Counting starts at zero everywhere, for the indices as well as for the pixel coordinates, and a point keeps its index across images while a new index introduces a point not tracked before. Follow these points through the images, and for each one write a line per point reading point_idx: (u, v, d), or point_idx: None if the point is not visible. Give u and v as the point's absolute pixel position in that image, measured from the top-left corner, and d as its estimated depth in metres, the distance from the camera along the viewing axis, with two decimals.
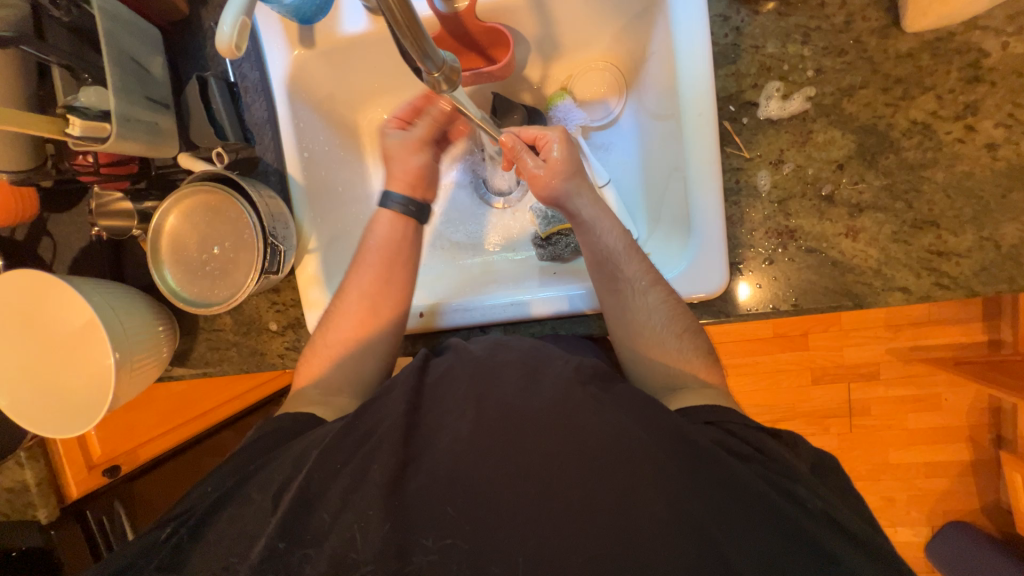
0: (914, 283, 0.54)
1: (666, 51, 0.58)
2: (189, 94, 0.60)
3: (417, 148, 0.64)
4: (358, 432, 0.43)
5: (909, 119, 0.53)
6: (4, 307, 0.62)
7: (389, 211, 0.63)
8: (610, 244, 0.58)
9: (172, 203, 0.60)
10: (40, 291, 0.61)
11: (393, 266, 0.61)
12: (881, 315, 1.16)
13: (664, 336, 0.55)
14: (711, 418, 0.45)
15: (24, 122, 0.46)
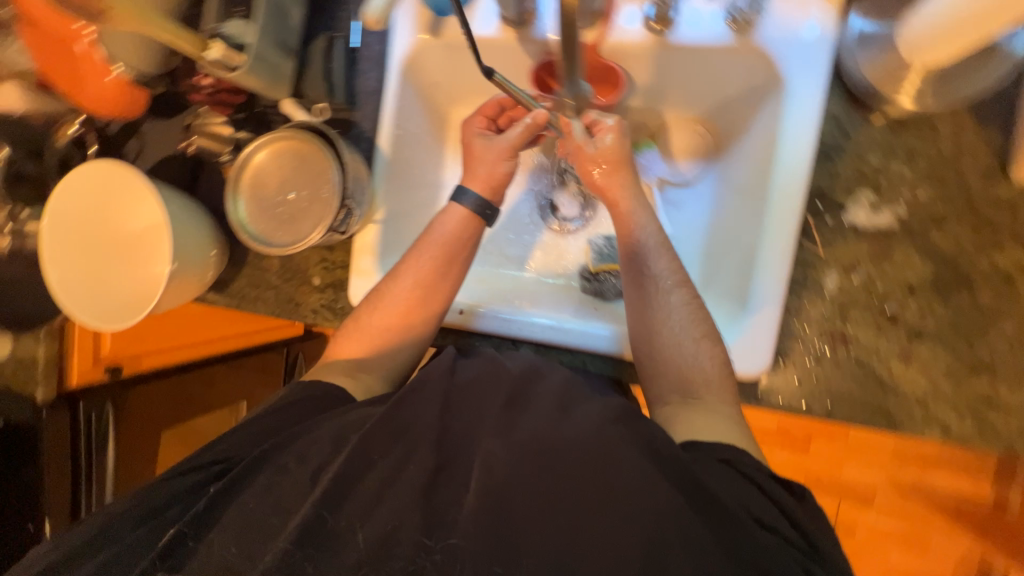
0: (956, 424, 0.54)
1: (768, 133, 0.59)
2: (314, 50, 0.64)
3: (508, 155, 0.63)
4: (395, 424, 0.44)
5: (992, 265, 0.52)
6: (82, 191, 0.64)
7: (463, 208, 0.62)
8: (650, 244, 0.58)
9: (267, 139, 0.63)
10: (121, 187, 0.64)
11: (450, 258, 0.61)
12: (890, 442, 1.13)
13: (687, 346, 0.54)
14: (727, 456, 0.44)
15: (171, 32, 0.50)
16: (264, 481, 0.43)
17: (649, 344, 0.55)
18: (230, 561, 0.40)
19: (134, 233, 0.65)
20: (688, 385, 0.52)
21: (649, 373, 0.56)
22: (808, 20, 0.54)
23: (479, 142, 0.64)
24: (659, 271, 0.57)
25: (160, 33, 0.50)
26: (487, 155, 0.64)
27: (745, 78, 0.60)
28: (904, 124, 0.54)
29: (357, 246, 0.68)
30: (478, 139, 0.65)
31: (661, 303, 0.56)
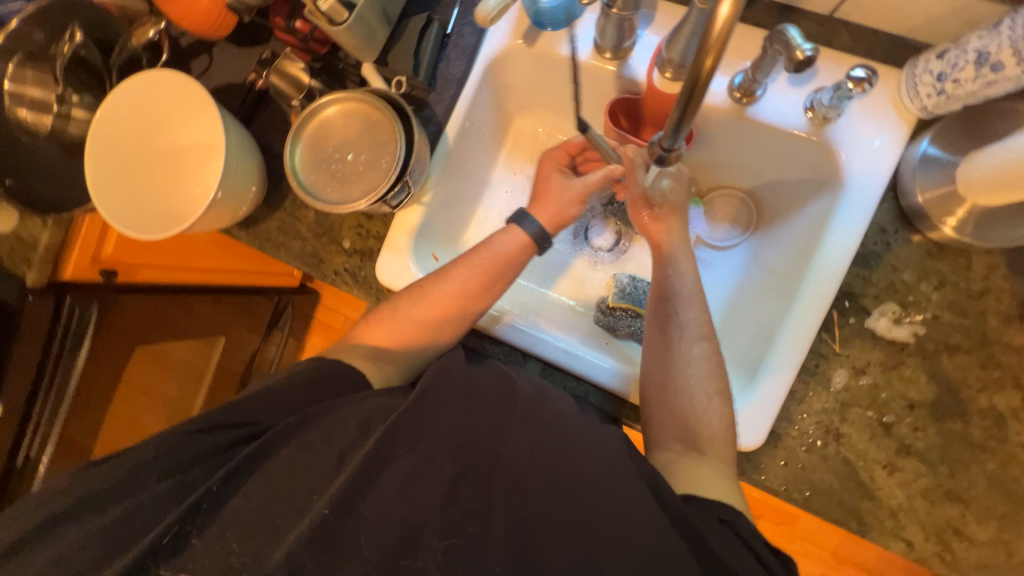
0: (918, 542, 0.56)
1: (815, 224, 0.62)
2: (411, 24, 0.64)
3: (580, 199, 0.65)
4: (416, 420, 0.46)
5: (990, 402, 0.55)
6: (133, 89, 0.62)
7: (523, 233, 0.63)
8: (686, 293, 0.60)
9: (338, 96, 0.62)
10: (181, 98, 0.64)
11: (498, 273, 0.62)
12: (833, 539, 1.16)
13: (699, 399, 0.55)
14: (726, 516, 0.45)
15: None
16: (289, 455, 0.46)
17: (661, 388, 0.57)
18: (252, 530, 0.42)
19: (187, 152, 0.68)
20: (693, 438, 0.53)
21: (654, 417, 0.57)
22: (881, 129, 0.56)
23: (558, 177, 0.66)
24: (688, 321, 0.59)
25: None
26: (560, 190, 0.66)
27: (806, 165, 0.62)
28: (943, 250, 0.56)
29: (397, 222, 0.68)
30: (558, 173, 0.67)
31: (684, 352, 0.58)
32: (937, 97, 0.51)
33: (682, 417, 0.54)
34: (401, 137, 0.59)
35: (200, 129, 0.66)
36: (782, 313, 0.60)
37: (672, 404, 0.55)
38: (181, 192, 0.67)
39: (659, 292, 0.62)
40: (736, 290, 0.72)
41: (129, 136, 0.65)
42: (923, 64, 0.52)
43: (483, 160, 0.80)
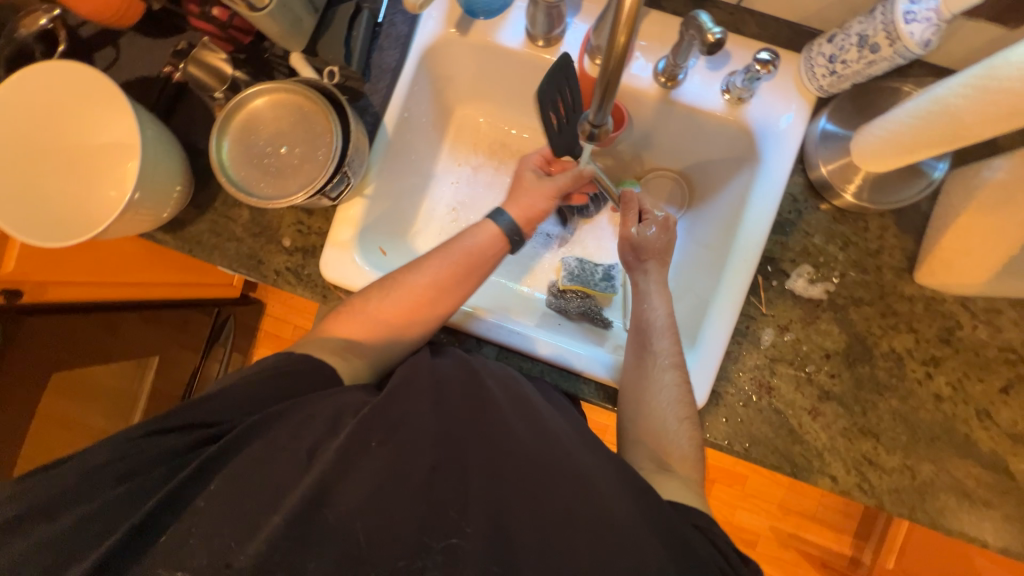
0: (842, 476, 0.62)
1: (739, 198, 0.67)
2: (339, 11, 0.62)
3: (552, 195, 0.66)
4: (389, 413, 0.46)
5: (890, 346, 0.62)
6: (26, 80, 0.56)
7: (496, 227, 0.64)
8: (662, 325, 0.64)
9: (266, 87, 0.60)
10: (82, 88, 0.59)
11: (472, 276, 0.62)
12: (777, 493, 1.27)
13: (669, 422, 0.58)
14: (699, 522, 0.48)
15: None
16: (256, 452, 0.44)
17: (636, 410, 0.60)
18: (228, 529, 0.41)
19: (98, 153, 0.62)
20: (665, 457, 0.56)
21: (629, 438, 0.60)
22: (787, 108, 0.62)
23: (531, 175, 0.68)
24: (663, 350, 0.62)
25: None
26: (536, 187, 0.67)
27: (726, 144, 0.68)
28: (845, 214, 0.63)
29: (340, 216, 0.66)
30: (532, 171, 0.69)
31: (658, 379, 0.60)
32: (830, 76, 0.57)
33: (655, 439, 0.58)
34: (336, 127, 0.58)
35: (115, 129, 0.62)
36: (716, 281, 0.65)
37: (650, 430, 0.58)
38: (90, 194, 0.62)
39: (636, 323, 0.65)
40: (675, 266, 0.77)
41: (28, 132, 0.59)
42: (817, 48, 0.58)
43: (426, 152, 0.80)
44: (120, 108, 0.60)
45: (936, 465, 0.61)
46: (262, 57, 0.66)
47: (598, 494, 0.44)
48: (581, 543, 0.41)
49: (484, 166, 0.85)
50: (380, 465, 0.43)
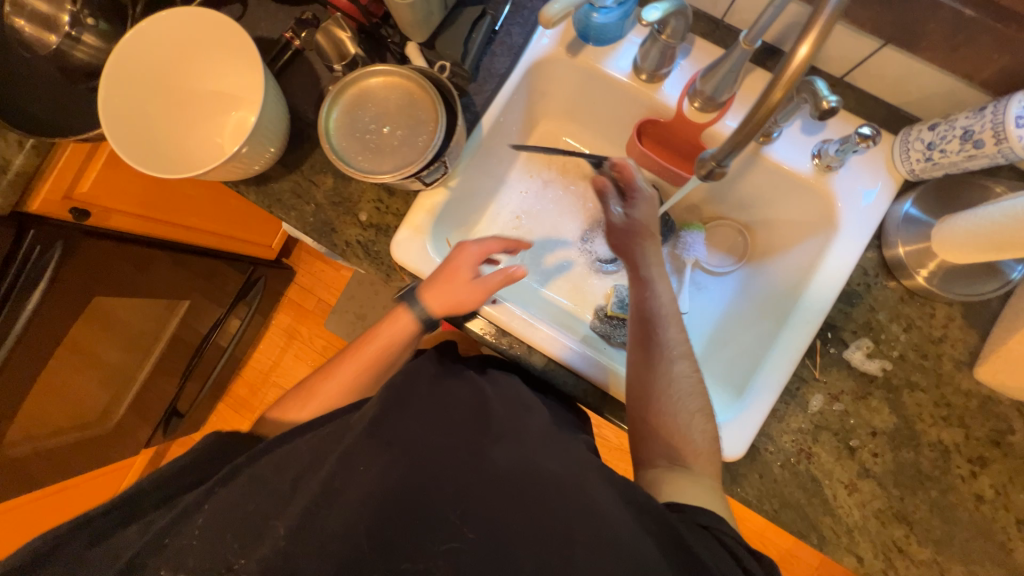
0: (868, 558, 0.61)
1: (809, 261, 0.67)
2: (465, 14, 0.65)
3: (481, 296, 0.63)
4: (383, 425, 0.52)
5: (938, 436, 0.62)
6: (167, 20, 0.59)
7: (409, 317, 0.65)
8: (665, 320, 0.64)
9: (383, 69, 0.62)
10: (216, 38, 0.62)
11: (375, 358, 0.66)
12: None
13: (680, 417, 0.58)
14: (708, 522, 0.48)
15: None
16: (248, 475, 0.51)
17: (644, 406, 0.59)
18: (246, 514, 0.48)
19: (212, 96, 0.66)
20: (678, 454, 0.56)
21: (640, 434, 0.59)
22: (873, 183, 0.64)
23: (461, 272, 0.63)
24: (669, 347, 0.62)
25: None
26: (456, 288, 0.63)
27: (803, 207, 0.69)
28: (913, 296, 0.63)
29: (421, 201, 0.68)
30: (464, 267, 0.64)
31: (661, 375, 0.60)
32: (924, 162, 0.59)
33: (669, 436, 0.57)
34: (443, 119, 0.60)
35: (233, 77, 0.66)
36: (773, 336, 0.66)
37: (659, 426, 0.58)
38: (196, 133, 0.66)
39: (638, 321, 0.65)
40: (726, 314, 0.78)
41: (150, 64, 0.61)
42: (916, 133, 0.59)
43: (505, 157, 0.82)
44: (248, 64, 0.63)
45: (966, 567, 0.60)
46: (375, 39, 0.69)
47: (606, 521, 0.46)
48: (576, 558, 0.44)
49: (555, 181, 0.87)
50: (390, 463, 0.49)
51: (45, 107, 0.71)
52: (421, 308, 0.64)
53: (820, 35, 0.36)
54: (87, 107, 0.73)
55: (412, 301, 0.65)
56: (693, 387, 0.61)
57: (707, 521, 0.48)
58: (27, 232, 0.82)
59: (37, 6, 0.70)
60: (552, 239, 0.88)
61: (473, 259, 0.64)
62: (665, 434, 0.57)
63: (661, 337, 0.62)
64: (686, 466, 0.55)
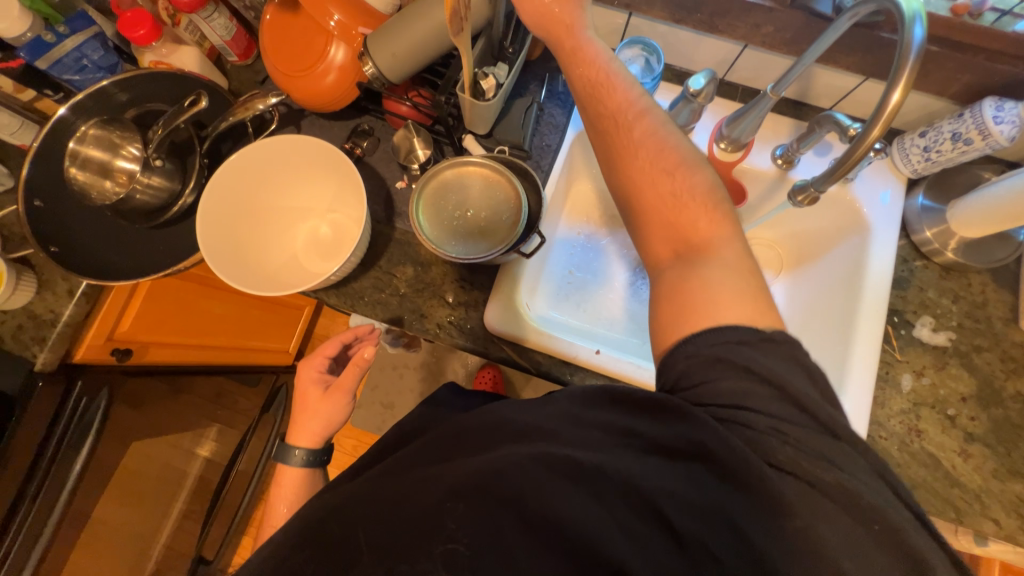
0: (1004, 520, 0.64)
1: (853, 257, 0.76)
2: (516, 105, 0.74)
3: (345, 392, 0.69)
4: (424, 475, 0.46)
5: (1016, 388, 0.68)
6: (260, 152, 0.66)
7: (294, 464, 0.68)
8: (654, 142, 0.56)
9: (458, 161, 0.68)
10: (302, 164, 0.70)
11: (293, 498, 0.67)
12: None
13: (675, 191, 0.54)
14: (688, 355, 0.47)
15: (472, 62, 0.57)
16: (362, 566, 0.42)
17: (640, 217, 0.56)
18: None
19: (285, 213, 0.73)
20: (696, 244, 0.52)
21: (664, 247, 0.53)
22: (886, 187, 0.75)
23: (315, 390, 0.70)
24: (656, 137, 0.56)
25: (464, 60, 0.56)
26: (318, 405, 0.69)
27: (831, 217, 0.79)
28: (949, 272, 0.73)
29: (507, 272, 0.72)
30: (315, 385, 0.71)
31: (648, 158, 0.56)
32: (925, 162, 0.72)
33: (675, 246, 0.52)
34: (526, 196, 0.66)
35: (304, 193, 0.74)
36: (847, 329, 0.72)
37: (662, 201, 0.54)
38: (275, 248, 0.72)
39: (620, 151, 0.57)
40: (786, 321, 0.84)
41: (237, 190, 0.67)
42: (910, 141, 0.72)
43: (556, 219, 0.88)
44: (330, 182, 0.72)
45: None
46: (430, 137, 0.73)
47: (610, 459, 0.43)
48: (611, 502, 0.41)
49: (598, 233, 0.95)
50: (442, 497, 0.42)
51: (105, 249, 0.70)
52: (299, 455, 0.68)
53: (909, 82, 0.43)
54: (152, 244, 0.72)
55: (287, 456, 0.68)
56: (682, 168, 0.55)
57: (699, 359, 0.45)
58: (75, 384, 0.77)
59: (92, 153, 0.67)
60: (608, 285, 0.93)
61: (319, 371, 0.72)
62: (670, 222, 0.53)
63: (648, 156, 0.56)
64: (703, 287, 0.48)
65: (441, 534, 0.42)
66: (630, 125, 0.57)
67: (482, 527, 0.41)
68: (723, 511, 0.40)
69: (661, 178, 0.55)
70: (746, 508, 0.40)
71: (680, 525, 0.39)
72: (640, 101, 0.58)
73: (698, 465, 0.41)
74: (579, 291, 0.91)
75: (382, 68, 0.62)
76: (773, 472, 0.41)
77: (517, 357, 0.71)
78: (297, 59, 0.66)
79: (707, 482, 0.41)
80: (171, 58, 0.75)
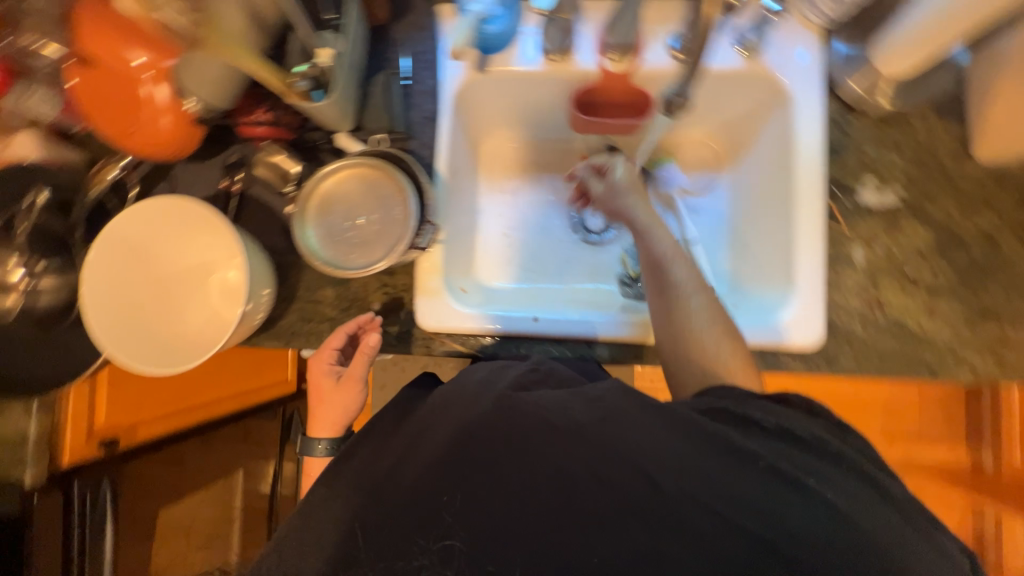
0: (981, 365, 0.62)
1: (782, 137, 0.69)
2: (375, 86, 0.68)
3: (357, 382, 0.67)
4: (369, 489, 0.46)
5: (977, 228, 0.64)
6: (138, 214, 0.63)
7: (317, 458, 0.69)
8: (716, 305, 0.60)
9: (332, 169, 0.64)
10: (184, 218, 0.65)
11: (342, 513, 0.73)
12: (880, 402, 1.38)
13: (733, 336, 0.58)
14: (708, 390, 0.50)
15: (241, 57, 0.50)
16: None
17: (713, 344, 0.57)
18: None
19: (189, 271, 0.69)
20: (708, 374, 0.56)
21: (677, 365, 0.59)
22: (801, 47, 0.67)
23: (328, 382, 0.68)
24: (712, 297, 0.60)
25: (238, 61, 0.50)
26: (333, 397, 0.68)
27: (748, 97, 0.71)
28: (888, 121, 0.67)
29: (425, 265, 0.69)
30: (326, 377, 0.68)
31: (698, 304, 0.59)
32: (835, 5, 0.63)
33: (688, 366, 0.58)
34: (410, 186, 0.62)
35: (202, 247, 0.68)
36: (790, 213, 0.67)
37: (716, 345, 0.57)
38: (192, 309, 0.68)
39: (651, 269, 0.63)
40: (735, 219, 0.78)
41: (124, 255, 0.64)
42: None
43: (469, 187, 0.82)
44: (221, 237, 0.66)
45: None
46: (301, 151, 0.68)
47: (609, 422, 0.44)
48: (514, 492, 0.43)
49: (522, 186, 0.88)
50: None
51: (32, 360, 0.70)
52: (321, 446, 0.69)
53: None
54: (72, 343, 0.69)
55: (310, 447, 0.69)
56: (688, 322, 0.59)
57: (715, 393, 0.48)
58: (72, 485, 0.85)
59: None
60: (542, 238, 0.88)
61: (328, 364, 0.68)
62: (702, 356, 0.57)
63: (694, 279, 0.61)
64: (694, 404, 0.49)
65: (444, 532, 0.43)
66: (652, 246, 0.63)
67: (407, 519, 0.44)
68: (679, 472, 0.41)
69: (687, 293, 0.60)
70: (721, 464, 0.42)
71: (665, 481, 0.41)
72: (641, 219, 0.65)
73: (678, 441, 0.43)
74: (519, 253, 0.86)
75: (201, 98, 0.58)
76: (749, 459, 0.42)
77: (466, 347, 0.71)
78: (122, 115, 0.60)
79: (690, 457, 0.42)
80: (10, 152, 0.70)
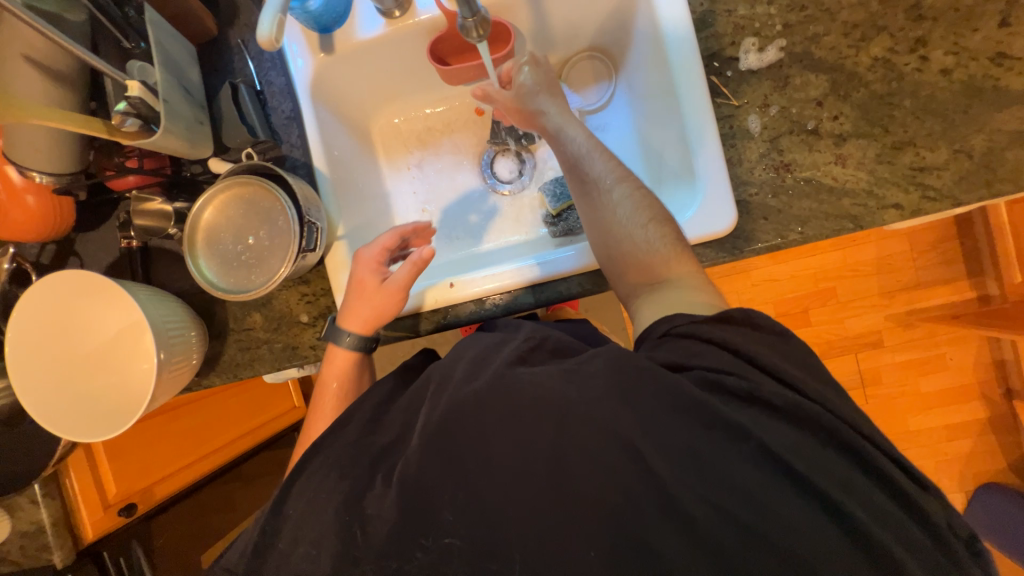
0: (906, 199, 0.59)
1: (650, 23, 0.65)
2: (222, 99, 0.65)
3: (404, 284, 0.64)
4: (306, 490, 0.47)
5: (871, 56, 0.60)
6: (47, 296, 0.64)
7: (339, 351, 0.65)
8: (638, 196, 0.58)
9: (206, 198, 0.62)
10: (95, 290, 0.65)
11: None
12: (871, 264, 1.34)
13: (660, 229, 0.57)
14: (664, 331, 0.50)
15: (48, 116, 0.49)
16: None
17: (640, 249, 0.57)
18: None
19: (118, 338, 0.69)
20: (648, 270, 0.56)
21: (617, 277, 0.59)
22: None
23: (373, 279, 0.64)
24: (633, 189, 0.59)
25: (48, 121, 0.49)
26: (377, 296, 0.64)
27: None
28: None
29: (332, 261, 0.68)
30: (374, 274, 0.64)
31: (618, 200, 0.59)
32: None
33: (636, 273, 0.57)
34: (282, 195, 0.61)
35: (121, 312, 0.68)
36: (676, 102, 0.64)
37: (644, 245, 0.57)
38: (132, 373, 0.68)
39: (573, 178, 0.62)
40: (638, 125, 0.75)
41: (48, 338, 0.65)
42: None
43: (369, 173, 0.81)
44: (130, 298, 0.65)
45: (983, 130, 0.57)
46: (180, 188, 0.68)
47: (551, 393, 0.42)
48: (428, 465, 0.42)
49: (425, 156, 0.86)
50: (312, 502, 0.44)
51: None
52: (348, 338, 0.65)
53: None
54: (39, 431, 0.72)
55: (337, 338, 0.65)
56: (611, 230, 0.58)
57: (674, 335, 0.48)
58: (102, 556, 0.93)
59: None
60: (461, 201, 0.85)
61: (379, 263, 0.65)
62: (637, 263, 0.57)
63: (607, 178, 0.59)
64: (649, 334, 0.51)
65: (446, 531, 0.41)
66: (563, 151, 0.62)
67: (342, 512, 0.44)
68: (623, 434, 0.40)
69: (604, 194, 0.59)
70: (691, 438, 0.40)
71: (647, 461, 0.39)
72: (550, 125, 0.64)
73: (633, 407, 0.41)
74: (442, 223, 0.84)
75: (42, 168, 0.58)
76: (708, 405, 0.41)
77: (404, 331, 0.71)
78: None
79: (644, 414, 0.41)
80: None
